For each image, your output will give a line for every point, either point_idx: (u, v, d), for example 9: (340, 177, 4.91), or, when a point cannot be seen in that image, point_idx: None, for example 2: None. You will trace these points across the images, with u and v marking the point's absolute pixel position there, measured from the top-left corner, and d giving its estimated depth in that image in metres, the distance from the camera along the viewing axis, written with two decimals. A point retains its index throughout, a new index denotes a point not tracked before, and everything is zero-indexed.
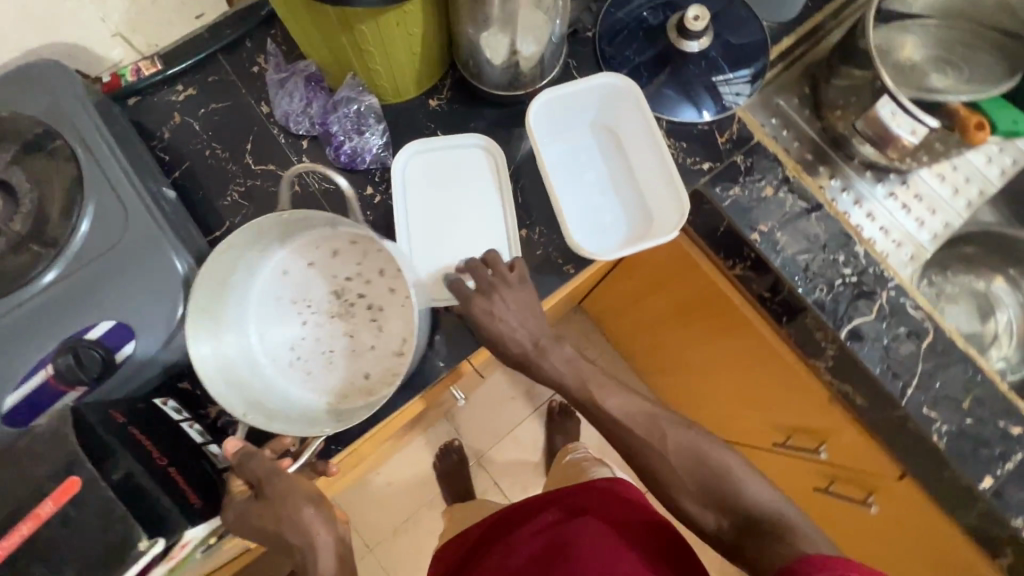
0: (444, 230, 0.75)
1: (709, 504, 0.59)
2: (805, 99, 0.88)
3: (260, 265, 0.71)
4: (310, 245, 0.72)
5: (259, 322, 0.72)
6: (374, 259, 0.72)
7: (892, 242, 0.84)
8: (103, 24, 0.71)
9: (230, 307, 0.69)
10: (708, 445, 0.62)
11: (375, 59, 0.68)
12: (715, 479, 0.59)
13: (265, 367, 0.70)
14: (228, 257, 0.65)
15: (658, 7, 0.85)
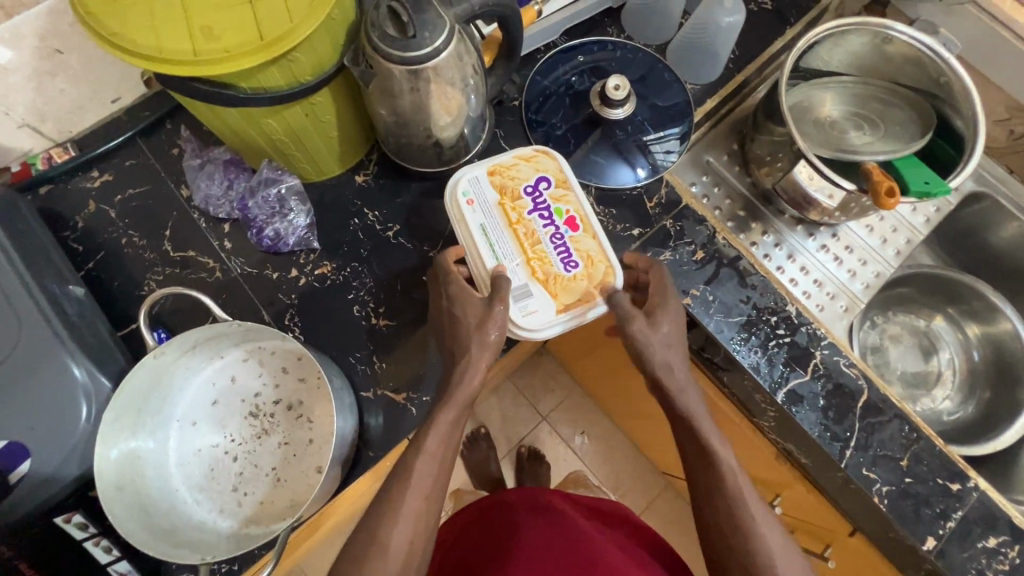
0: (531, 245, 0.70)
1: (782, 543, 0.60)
2: (734, 155, 0.89)
3: (166, 428, 0.67)
4: (207, 385, 0.70)
5: (186, 478, 0.66)
6: (274, 360, 0.70)
7: (826, 294, 0.85)
8: (6, 117, 0.69)
9: (146, 463, 0.64)
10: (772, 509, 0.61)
11: (289, 144, 0.67)
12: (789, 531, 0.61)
13: (208, 520, 0.65)
14: (127, 405, 0.61)
15: (585, 72, 0.86)
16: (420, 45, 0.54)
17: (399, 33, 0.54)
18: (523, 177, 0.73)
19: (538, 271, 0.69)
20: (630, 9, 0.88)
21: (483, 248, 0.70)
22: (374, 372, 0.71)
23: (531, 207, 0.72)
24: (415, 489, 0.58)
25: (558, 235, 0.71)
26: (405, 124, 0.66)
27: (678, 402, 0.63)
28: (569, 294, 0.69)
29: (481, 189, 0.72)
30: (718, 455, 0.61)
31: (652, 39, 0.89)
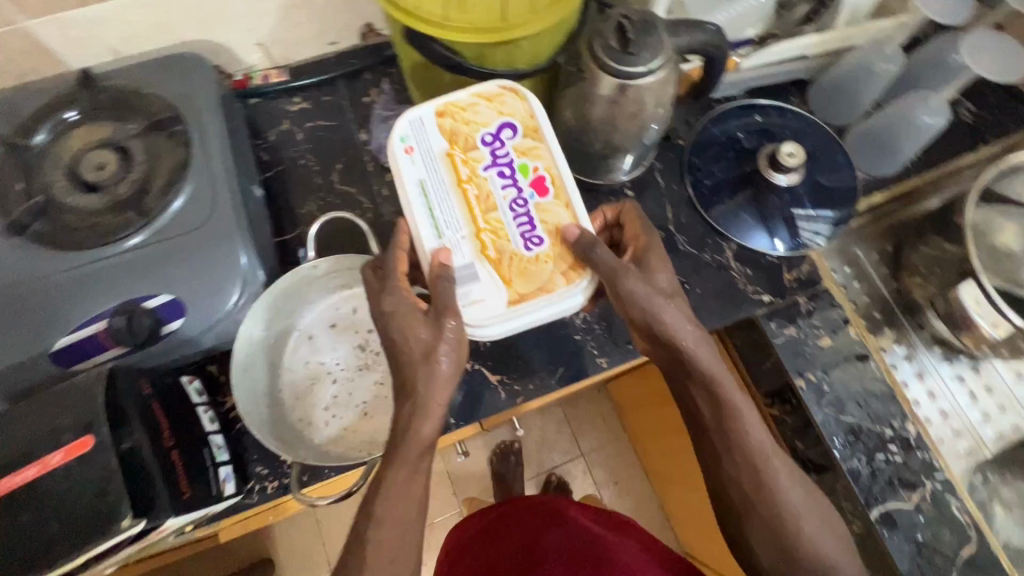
0: (477, 208, 0.59)
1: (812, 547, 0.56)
2: (885, 256, 0.85)
3: (287, 335, 0.73)
4: (331, 307, 0.74)
5: (290, 385, 0.71)
6: None
7: (949, 428, 0.79)
8: (251, 33, 0.80)
9: (263, 360, 0.70)
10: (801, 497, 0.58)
11: None
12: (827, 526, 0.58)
13: (299, 429, 0.69)
14: (270, 304, 0.68)
15: (755, 132, 0.86)
16: (636, 62, 0.57)
17: (621, 46, 0.57)
18: (481, 123, 0.60)
19: (489, 248, 0.58)
20: (820, 85, 0.87)
21: (424, 214, 0.58)
22: (475, 347, 0.74)
23: (489, 162, 0.60)
24: (400, 491, 0.54)
25: (519, 200, 0.59)
26: (585, 132, 0.70)
27: (700, 363, 0.57)
28: (528, 280, 0.58)
29: (424, 135, 0.60)
30: (757, 452, 0.58)
31: (833, 119, 0.88)
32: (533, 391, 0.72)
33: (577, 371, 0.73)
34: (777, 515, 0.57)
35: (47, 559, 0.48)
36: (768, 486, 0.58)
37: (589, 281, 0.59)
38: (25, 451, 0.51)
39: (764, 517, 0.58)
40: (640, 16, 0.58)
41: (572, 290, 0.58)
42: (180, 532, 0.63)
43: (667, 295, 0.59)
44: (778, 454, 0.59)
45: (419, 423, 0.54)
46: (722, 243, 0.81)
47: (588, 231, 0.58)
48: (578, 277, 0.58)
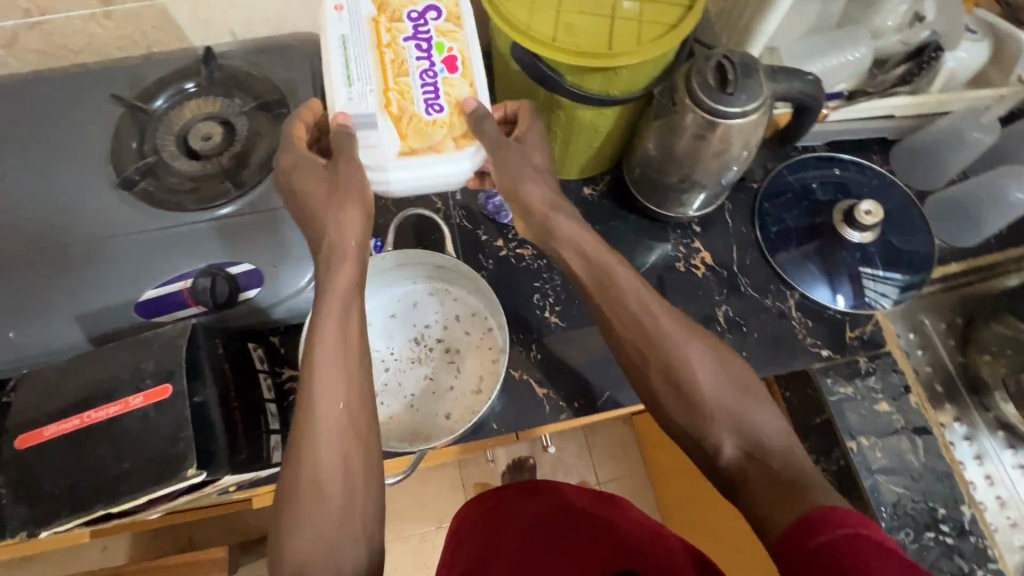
0: (387, 71, 0.59)
1: (727, 425, 0.54)
2: (954, 328, 0.83)
3: None
4: (393, 298, 0.76)
5: None
6: (451, 305, 0.76)
7: (1007, 518, 0.75)
8: None
9: None
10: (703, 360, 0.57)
11: (558, 138, 0.74)
12: (738, 399, 0.55)
13: None
14: None
15: (831, 184, 0.85)
16: (732, 102, 0.58)
17: (719, 86, 0.59)
18: (410, 0, 0.61)
19: (392, 105, 0.58)
20: (904, 146, 0.85)
21: (337, 67, 0.59)
22: (526, 357, 0.75)
23: (410, 33, 0.60)
24: (337, 347, 0.55)
25: (430, 71, 0.59)
26: (665, 163, 0.71)
27: (563, 227, 0.61)
28: (422, 140, 0.59)
29: (356, 0, 0.61)
30: (643, 311, 0.59)
31: (915, 182, 0.86)
32: (578, 410, 0.73)
33: (624, 397, 0.73)
34: (684, 381, 0.56)
35: (115, 494, 0.51)
36: (665, 346, 0.57)
37: (478, 151, 0.60)
38: (109, 389, 0.54)
39: (664, 378, 0.57)
40: (741, 58, 0.59)
41: (461, 156, 0.60)
42: (222, 493, 0.65)
43: (536, 169, 0.62)
44: (672, 323, 0.59)
45: (337, 269, 0.57)
46: (785, 291, 0.80)
47: (486, 107, 0.60)
48: (470, 143, 0.59)
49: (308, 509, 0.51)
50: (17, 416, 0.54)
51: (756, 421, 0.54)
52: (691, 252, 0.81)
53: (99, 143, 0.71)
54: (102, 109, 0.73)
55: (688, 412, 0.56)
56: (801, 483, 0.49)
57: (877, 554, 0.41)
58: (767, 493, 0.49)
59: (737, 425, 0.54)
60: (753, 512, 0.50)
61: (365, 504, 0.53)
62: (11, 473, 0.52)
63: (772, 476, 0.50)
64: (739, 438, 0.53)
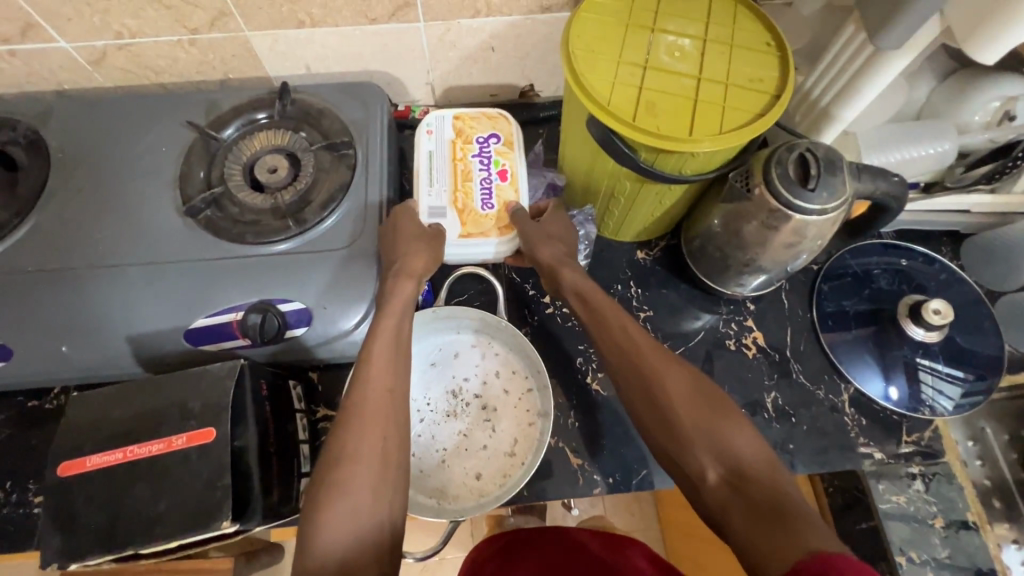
0: (454, 178, 0.75)
1: (703, 443, 0.51)
2: (1017, 441, 0.78)
3: None
4: (434, 346, 0.75)
5: None
6: (491, 361, 0.75)
7: None
8: (426, 74, 0.86)
9: None
10: (683, 375, 0.56)
11: (620, 203, 0.73)
12: (717, 415, 0.53)
13: None
14: None
15: (894, 273, 0.82)
16: (811, 193, 0.56)
17: (798, 178, 0.57)
18: (479, 128, 0.79)
19: (458, 201, 0.74)
20: (977, 242, 0.82)
21: (422, 171, 0.76)
22: (564, 423, 0.73)
23: (476, 151, 0.77)
24: (378, 348, 0.61)
25: (488, 179, 0.75)
26: (728, 245, 0.69)
27: (565, 276, 0.67)
28: (476, 226, 0.73)
29: (441, 125, 0.79)
30: (630, 337, 0.60)
31: (986, 281, 0.83)
32: (613, 485, 0.70)
33: (661, 477, 0.71)
34: (662, 397, 0.55)
35: (149, 535, 0.51)
36: (646, 370, 0.57)
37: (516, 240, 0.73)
38: (154, 425, 0.54)
39: (645, 406, 0.56)
40: (825, 152, 0.57)
41: (504, 242, 0.73)
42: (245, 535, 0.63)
43: (550, 238, 0.70)
44: (656, 345, 0.59)
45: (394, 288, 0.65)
46: (839, 382, 0.76)
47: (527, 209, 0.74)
48: (512, 233, 0.73)
49: (342, 492, 0.52)
50: (63, 441, 0.54)
51: (732, 441, 0.51)
52: (743, 331, 0.79)
53: (170, 168, 0.73)
54: (175, 133, 0.75)
55: (671, 436, 0.53)
56: (788, 507, 0.45)
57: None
58: (751, 522, 0.45)
59: (716, 444, 0.51)
60: (743, 546, 0.45)
61: (396, 485, 0.55)
62: (51, 501, 0.52)
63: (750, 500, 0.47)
64: (718, 457, 0.50)
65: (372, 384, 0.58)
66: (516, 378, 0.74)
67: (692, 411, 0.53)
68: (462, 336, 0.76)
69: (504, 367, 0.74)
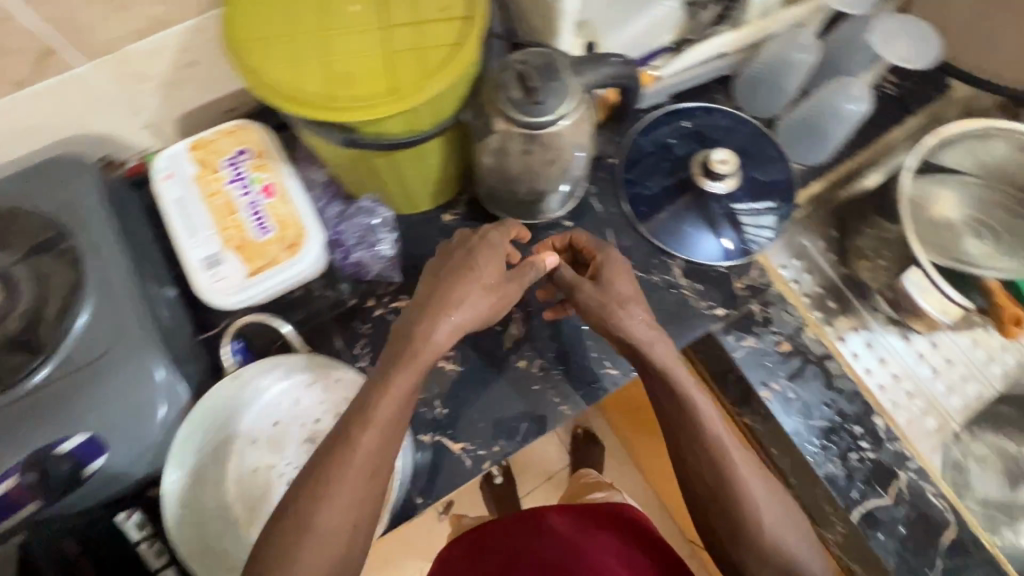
0: (216, 217, 0.66)
1: (774, 568, 0.53)
2: (832, 243, 0.85)
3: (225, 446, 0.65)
4: (270, 405, 0.67)
5: (240, 497, 0.65)
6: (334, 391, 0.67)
7: (916, 407, 0.79)
8: (134, 117, 0.73)
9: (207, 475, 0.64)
10: (765, 495, 0.55)
11: (389, 177, 0.67)
12: (789, 529, 0.54)
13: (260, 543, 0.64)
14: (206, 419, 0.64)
15: (686, 135, 0.83)
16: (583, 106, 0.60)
17: (525, 96, 0.54)
18: (223, 150, 0.69)
19: (231, 239, 0.65)
20: (744, 79, 0.84)
21: (178, 224, 0.66)
22: (433, 416, 0.70)
23: (231, 178, 0.68)
24: (378, 430, 0.51)
25: (254, 203, 0.66)
26: (507, 183, 0.65)
27: (654, 355, 0.58)
28: (262, 257, 0.65)
29: (179, 164, 0.68)
30: (715, 425, 0.56)
31: (761, 111, 0.85)
32: (500, 453, 0.70)
33: (542, 423, 0.71)
34: (744, 515, 0.54)
35: None
36: (731, 482, 0.54)
37: (311, 252, 0.65)
38: None
39: (717, 513, 0.55)
40: (539, 59, 0.54)
41: (299, 259, 0.65)
42: None
43: (622, 303, 0.60)
44: (741, 452, 0.56)
45: (429, 330, 0.54)
46: (667, 261, 0.78)
47: (309, 215, 0.66)
48: (305, 249, 0.65)
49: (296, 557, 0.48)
50: None
51: (801, 560, 0.53)
52: None
53: None
54: None
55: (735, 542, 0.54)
56: None
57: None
58: None
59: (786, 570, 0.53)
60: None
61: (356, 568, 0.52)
62: None
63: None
64: None
65: (360, 457, 0.50)
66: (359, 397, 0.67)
67: (773, 524, 0.54)
68: (298, 382, 0.67)
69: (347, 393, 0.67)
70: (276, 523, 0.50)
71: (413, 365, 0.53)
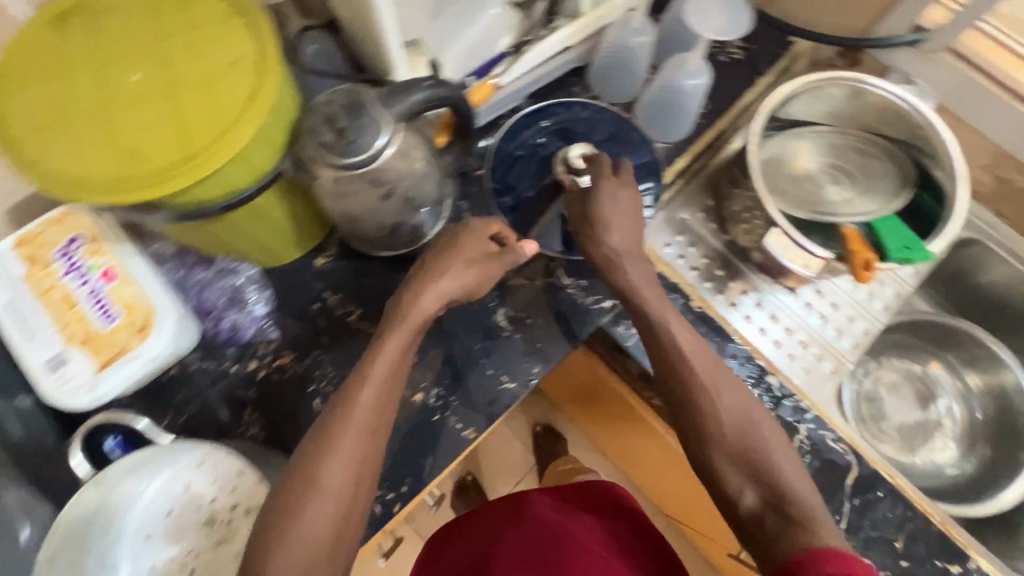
0: (55, 315, 0.62)
1: (749, 477, 0.57)
2: (709, 212, 0.86)
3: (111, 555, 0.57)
4: (157, 495, 0.59)
5: None
6: (224, 465, 0.61)
7: (811, 355, 0.81)
8: None
9: None
10: (742, 408, 0.60)
11: (237, 238, 0.65)
12: (760, 436, 0.58)
13: None
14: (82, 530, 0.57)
15: (555, 132, 0.83)
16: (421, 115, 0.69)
17: (337, 138, 0.52)
18: (53, 241, 0.63)
19: (74, 335, 0.61)
20: (594, 68, 0.84)
21: (14, 330, 0.61)
22: None
23: (65, 269, 0.63)
24: (376, 386, 0.58)
25: (94, 291, 0.62)
26: (356, 222, 0.63)
27: (632, 286, 0.66)
28: (110, 348, 0.61)
29: (5, 264, 0.63)
30: (694, 355, 0.62)
31: (618, 97, 0.86)
32: (410, 491, 0.68)
33: (448, 453, 0.70)
34: (720, 428, 0.58)
35: None
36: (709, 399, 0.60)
37: (165, 331, 0.62)
38: None
39: (697, 428, 0.60)
40: (344, 98, 0.52)
41: (152, 342, 0.62)
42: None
43: (608, 227, 0.68)
44: (726, 378, 0.61)
45: (419, 301, 0.62)
46: (548, 263, 0.77)
47: (156, 293, 0.63)
48: (156, 330, 0.62)
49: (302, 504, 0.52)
50: None
51: (779, 469, 0.56)
52: None
53: None
54: None
55: (716, 452, 0.59)
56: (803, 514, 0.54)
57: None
58: (775, 526, 0.54)
59: (762, 473, 0.57)
60: (764, 530, 0.55)
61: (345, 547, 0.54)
62: None
63: (764, 498, 0.56)
64: (759, 489, 0.56)
65: (360, 411, 0.56)
66: (249, 468, 0.62)
67: (751, 435, 0.58)
68: (184, 462, 0.61)
69: (236, 465, 0.62)
70: (287, 479, 0.54)
71: (403, 328, 0.60)
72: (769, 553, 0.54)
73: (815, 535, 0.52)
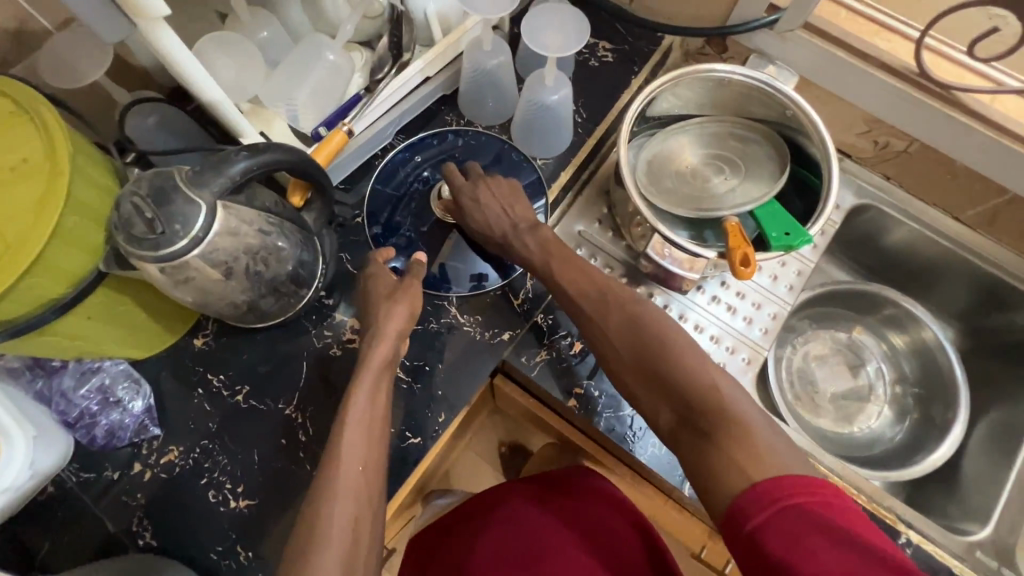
0: None
1: (695, 420, 0.55)
2: (605, 220, 0.83)
3: None
4: None
5: None
6: None
7: (725, 349, 0.80)
8: None
9: None
10: (696, 354, 0.57)
11: (88, 344, 0.60)
12: (708, 374, 0.56)
13: None
14: None
15: (434, 163, 0.81)
16: (308, 146, 0.70)
17: (148, 229, 0.48)
18: None
19: None
20: (462, 94, 0.81)
21: None
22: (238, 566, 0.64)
23: None
24: (361, 430, 0.57)
25: None
26: (209, 304, 0.59)
27: (557, 266, 0.67)
28: None
29: None
30: (615, 326, 0.62)
31: (493, 118, 0.83)
32: None
33: None
34: (672, 378, 0.57)
35: None
36: (659, 353, 0.58)
37: (19, 446, 0.58)
38: None
39: (647, 384, 0.59)
40: (149, 183, 0.48)
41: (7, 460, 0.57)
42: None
43: (489, 227, 0.72)
44: (681, 330, 0.60)
45: (373, 348, 0.62)
46: (441, 304, 0.75)
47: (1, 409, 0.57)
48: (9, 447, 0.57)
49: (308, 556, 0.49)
50: None
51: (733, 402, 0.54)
52: (338, 328, 0.73)
53: None
54: None
55: (670, 405, 0.57)
56: (747, 437, 0.51)
57: (823, 540, 0.44)
58: (716, 459, 0.52)
59: (714, 416, 0.54)
60: (700, 472, 0.53)
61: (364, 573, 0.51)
62: None
63: (700, 432, 0.55)
64: (700, 427, 0.54)
65: (348, 456, 0.55)
66: None
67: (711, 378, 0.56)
68: None
69: None
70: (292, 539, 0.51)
71: (370, 370, 0.60)
72: (709, 493, 0.52)
73: (745, 467, 0.50)
